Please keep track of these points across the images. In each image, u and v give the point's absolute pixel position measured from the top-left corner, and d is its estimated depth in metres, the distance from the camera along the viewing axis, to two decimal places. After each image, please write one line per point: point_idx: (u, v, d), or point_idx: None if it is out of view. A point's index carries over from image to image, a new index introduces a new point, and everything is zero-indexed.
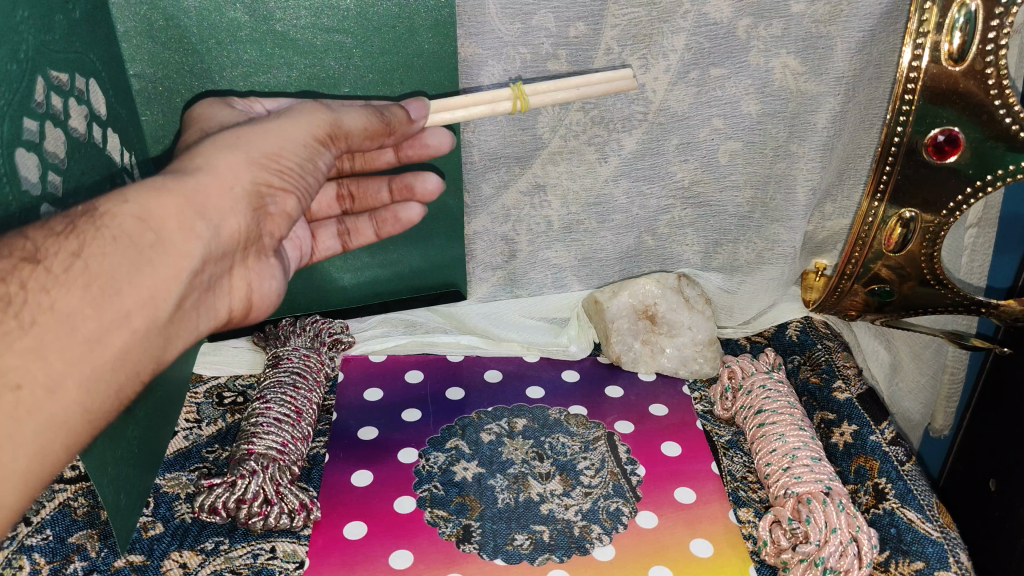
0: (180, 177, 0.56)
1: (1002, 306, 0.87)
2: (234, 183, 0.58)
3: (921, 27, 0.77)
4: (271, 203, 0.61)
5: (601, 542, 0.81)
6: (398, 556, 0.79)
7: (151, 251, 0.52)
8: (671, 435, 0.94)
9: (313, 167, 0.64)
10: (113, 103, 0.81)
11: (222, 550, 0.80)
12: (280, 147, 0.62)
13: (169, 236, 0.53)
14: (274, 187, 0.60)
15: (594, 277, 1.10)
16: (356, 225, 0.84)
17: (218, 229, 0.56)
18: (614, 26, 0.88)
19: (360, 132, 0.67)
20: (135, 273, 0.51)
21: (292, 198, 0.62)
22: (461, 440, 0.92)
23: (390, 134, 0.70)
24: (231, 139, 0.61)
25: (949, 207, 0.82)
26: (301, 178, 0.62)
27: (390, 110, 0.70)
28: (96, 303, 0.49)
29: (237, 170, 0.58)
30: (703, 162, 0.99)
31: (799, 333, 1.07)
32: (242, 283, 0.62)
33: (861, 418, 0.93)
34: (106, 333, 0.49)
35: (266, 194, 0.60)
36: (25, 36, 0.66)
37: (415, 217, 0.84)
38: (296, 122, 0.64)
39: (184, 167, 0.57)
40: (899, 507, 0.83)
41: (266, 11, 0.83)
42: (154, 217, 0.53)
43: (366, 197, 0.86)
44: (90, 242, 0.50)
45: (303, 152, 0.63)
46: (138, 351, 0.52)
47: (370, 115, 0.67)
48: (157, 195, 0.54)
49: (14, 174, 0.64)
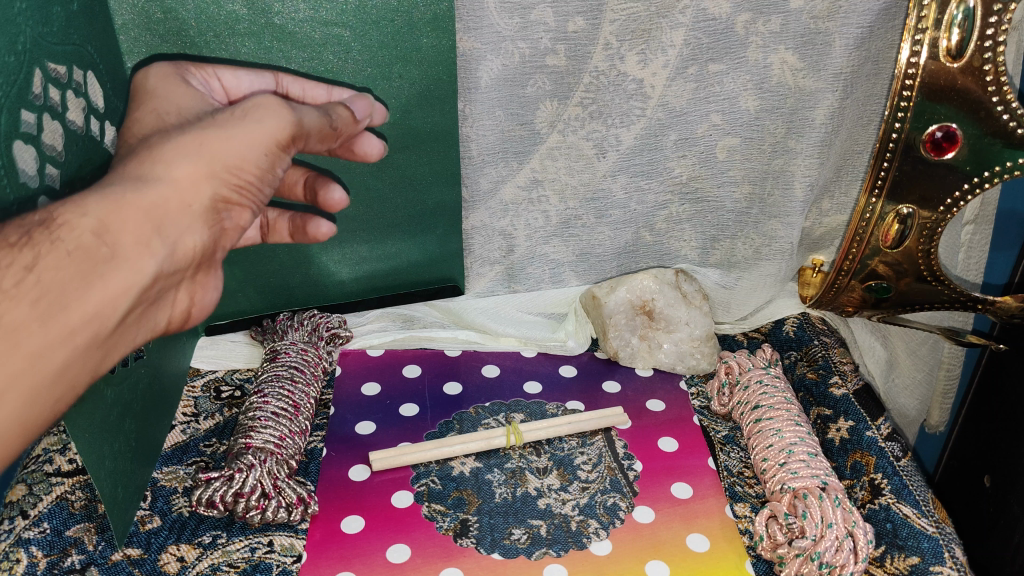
0: (139, 188, 0.53)
1: (997, 303, 0.87)
2: (194, 199, 0.55)
3: (920, 23, 0.77)
4: (226, 219, 0.59)
5: (598, 537, 0.81)
6: (396, 550, 0.79)
7: (106, 266, 0.50)
8: (668, 431, 0.94)
9: (269, 177, 0.60)
10: (111, 96, 0.81)
11: (220, 544, 0.80)
12: (242, 159, 0.57)
13: (124, 251, 0.51)
14: (230, 202, 0.58)
15: (591, 273, 1.10)
16: (276, 223, 0.81)
17: (175, 247, 0.54)
18: (613, 21, 0.88)
19: (316, 133, 0.63)
20: (86, 288, 0.48)
21: (244, 213, 0.60)
22: (457, 453, 0.89)
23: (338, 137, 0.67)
24: (193, 143, 0.56)
25: (945, 204, 0.83)
26: (254, 194, 0.60)
27: (333, 113, 0.66)
28: (45, 319, 0.47)
29: (197, 184, 0.55)
30: (702, 158, 0.99)
31: (795, 329, 1.08)
32: (184, 294, 0.60)
33: (857, 414, 0.93)
34: (49, 349, 0.48)
35: (220, 210, 0.58)
36: (23, 28, 0.66)
37: (323, 234, 0.80)
38: (261, 131, 0.58)
39: (143, 176, 0.54)
40: (894, 503, 0.84)
41: (264, 5, 0.82)
42: (112, 231, 0.50)
43: (283, 187, 0.82)
44: (46, 254, 0.47)
45: (263, 163, 0.59)
46: (77, 365, 0.50)
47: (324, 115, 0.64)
48: (119, 207, 0.51)
49: (12, 166, 0.64)
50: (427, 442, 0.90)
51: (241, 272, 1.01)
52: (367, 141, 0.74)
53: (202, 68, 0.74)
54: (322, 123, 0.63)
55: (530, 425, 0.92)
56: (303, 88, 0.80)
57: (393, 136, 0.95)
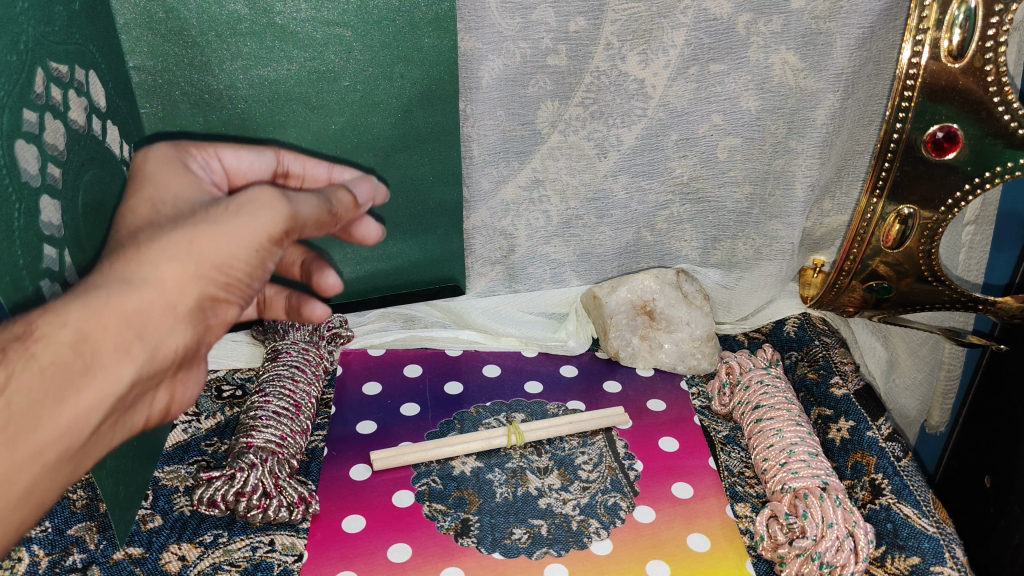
0: (122, 290, 0.48)
1: (998, 303, 0.87)
2: (179, 300, 0.50)
3: (921, 24, 0.77)
4: (214, 315, 0.53)
5: (599, 536, 0.81)
6: (397, 550, 0.79)
7: (81, 380, 0.45)
8: (669, 430, 0.94)
9: (262, 270, 0.54)
10: (113, 95, 0.81)
11: (221, 543, 0.80)
12: (232, 257, 0.51)
13: (101, 361, 0.46)
14: (219, 299, 0.52)
15: (592, 273, 1.10)
16: (273, 301, 0.74)
17: (156, 351, 0.49)
18: (614, 21, 0.88)
19: (313, 221, 0.56)
20: (56, 405, 0.44)
21: (233, 308, 0.54)
22: (458, 452, 0.89)
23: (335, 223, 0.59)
24: (184, 236, 0.50)
25: (946, 204, 0.83)
26: (244, 288, 0.54)
27: (336, 196, 0.58)
28: (12, 440, 0.43)
29: (184, 284, 0.50)
30: (702, 158, 1.00)
31: (796, 329, 1.08)
32: (166, 393, 0.55)
33: (857, 414, 0.93)
34: (15, 473, 0.44)
35: (207, 308, 0.52)
36: (26, 28, 0.66)
37: (319, 317, 0.72)
38: (262, 223, 0.52)
39: (127, 277, 0.48)
40: (895, 503, 0.84)
41: (265, 4, 0.82)
42: (89, 341, 0.46)
43: (281, 264, 0.74)
44: (18, 372, 0.43)
45: (258, 257, 0.53)
46: (46, 482, 0.46)
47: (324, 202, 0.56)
48: (97, 314, 0.46)
49: (14, 165, 0.64)
50: (428, 442, 0.90)
51: None
52: (364, 225, 0.65)
53: (202, 146, 0.63)
54: (320, 211, 0.56)
55: (530, 425, 0.92)
56: (305, 165, 0.70)
57: (394, 136, 0.95)
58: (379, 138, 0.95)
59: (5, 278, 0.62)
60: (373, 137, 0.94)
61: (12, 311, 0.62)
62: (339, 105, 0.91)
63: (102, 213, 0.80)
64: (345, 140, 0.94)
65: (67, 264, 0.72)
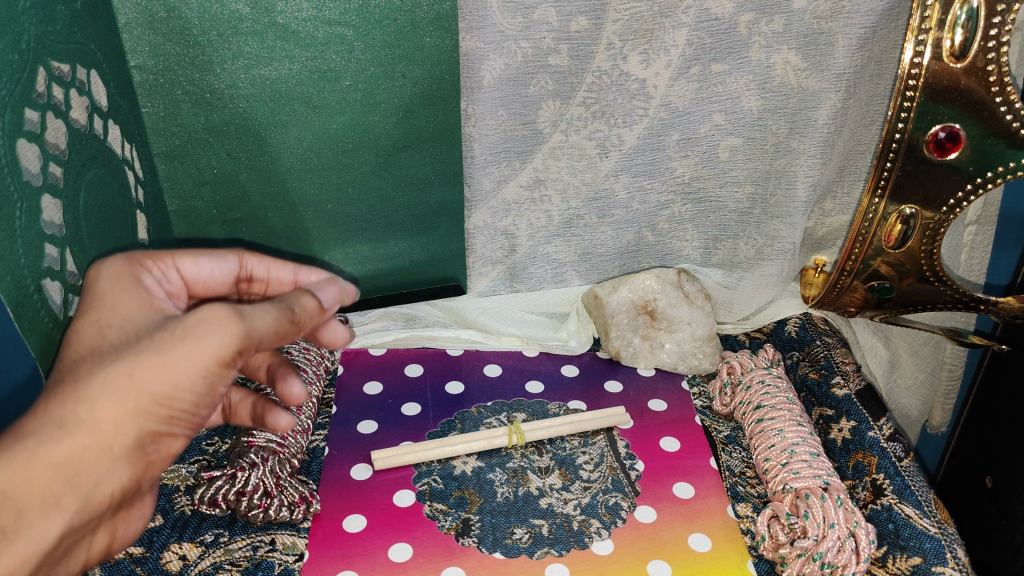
0: (54, 437, 0.46)
1: (1000, 303, 0.86)
2: (115, 440, 0.48)
3: (924, 23, 0.77)
4: (156, 450, 0.52)
5: (600, 536, 0.81)
6: (398, 549, 0.79)
7: (3, 542, 0.44)
8: (670, 430, 0.94)
9: (211, 398, 0.52)
10: (114, 95, 0.81)
11: (222, 542, 0.80)
12: (175, 389, 0.49)
13: (28, 517, 0.45)
14: (162, 434, 0.51)
15: (593, 273, 1.10)
16: (239, 406, 0.69)
17: (90, 496, 0.48)
18: (616, 21, 0.88)
19: (271, 335, 0.53)
20: None
21: (178, 440, 0.52)
22: (459, 452, 0.89)
23: (297, 331, 0.56)
24: (122, 373, 0.48)
25: (948, 204, 0.82)
26: (190, 419, 0.52)
27: (298, 302, 0.55)
28: None
29: (120, 423, 0.48)
30: (704, 158, 0.99)
31: (797, 329, 1.07)
32: (105, 534, 0.55)
33: (859, 415, 0.93)
34: None
35: (147, 443, 0.50)
36: (27, 27, 0.66)
37: (285, 426, 0.66)
38: (207, 356, 0.50)
39: (61, 421, 0.47)
40: (897, 503, 0.83)
41: (267, 3, 0.82)
42: (16, 495, 0.44)
43: (248, 368, 0.69)
44: None
45: (203, 387, 0.51)
46: None
47: (283, 314, 0.53)
48: (26, 467, 0.45)
49: (15, 164, 0.64)
50: (429, 442, 0.90)
51: None
52: (332, 330, 0.64)
53: (159, 256, 0.59)
54: (280, 321, 0.53)
55: (532, 425, 0.92)
56: (270, 269, 0.65)
57: (396, 136, 0.95)
58: (381, 138, 0.94)
59: (6, 277, 0.62)
60: (374, 136, 0.94)
61: (12, 310, 0.62)
62: (341, 104, 0.91)
63: (105, 213, 0.79)
64: (346, 139, 0.94)
65: (69, 265, 0.72)
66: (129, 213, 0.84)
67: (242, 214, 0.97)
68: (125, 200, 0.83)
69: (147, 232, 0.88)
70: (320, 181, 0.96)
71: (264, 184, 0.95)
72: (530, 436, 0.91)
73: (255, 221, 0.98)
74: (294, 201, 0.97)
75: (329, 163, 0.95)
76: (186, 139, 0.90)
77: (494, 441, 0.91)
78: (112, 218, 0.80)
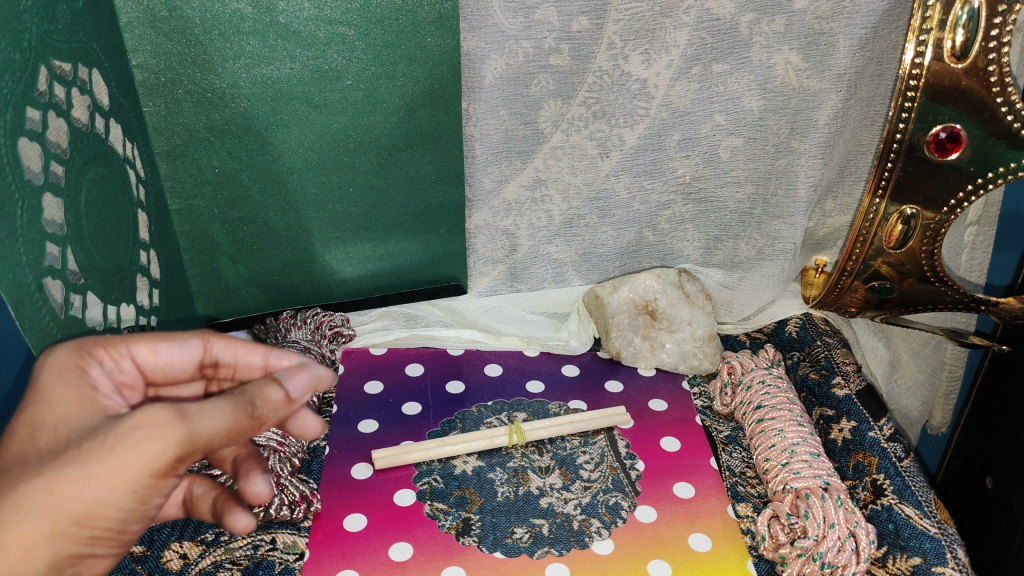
0: None
1: (1001, 303, 0.86)
2: (28, 564, 0.45)
3: (925, 24, 0.77)
4: (81, 565, 0.49)
5: (601, 536, 0.81)
6: (398, 548, 0.80)
7: None
8: (670, 430, 0.94)
9: (146, 510, 0.49)
10: (116, 94, 0.81)
11: (222, 541, 0.80)
12: (98, 506, 0.46)
13: None
14: (84, 551, 0.48)
15: (594, 273, 1.10)
16: (199, 500, 0.63)
17: None
18: (617, 20, 0.88)
19: (220, 435, 0.48)
20: None
21: (106, 554, 0.49)
22: (460, 451, 0.89)
23: (255, 428, 0.51)
24: (41, 489, 0.45)
25: (949, 204, 0.82)
26: (117, 537, 0.49)
27: (260, 395, 0.50)
28: None
29: (36, 545, 0.45)
30: (705, 158, 0.99)
31: (798, 329, 1.07)
32: None
33: (860, 415, 0.93)
34: None
35: (68, 562, 0.47)
36: (29, 26, 0.66)
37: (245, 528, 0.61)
38: (136, 471, 0.46)
39: None
40: (897, 503, 0.83)
41: (268, 3, 0.82)
42: None
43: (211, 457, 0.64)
44: None
45: (132, 503, 0.47)
46: None
47: (236, 415, 0.48)
48: None
49: (16, 162, 0.64)
50: (430, 441, 0.90)
51: (246, 269, 1.02)
52: (302, 420, 0.61)
53: (112, 344, 0.57)
54: (231, 419, 0.48)
55: (533, 424, 0.92)
56: (237, 353, 0.61)
57: (397, 135, 0.95)
58: (382, 137, 0.94)
59: (6, 275, 0.62)
60: (376, 136, 0.94)
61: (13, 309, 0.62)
62: (342, 104, 0.91)
63: (106, 212, 0.79)
64: (347, 139, 0.94)
65: (70, 263, 0.71)
66: (130, 212, 0.84)
67: (243, 214, 0.97)
68: (127, 199, 0.83)
69: (149, 231, 0.89)
70: (322, 180, 0.96)
71: (266, 183, 0.95)
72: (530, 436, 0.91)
73: (257, 220, 0.98)
74: (295, 200, 0.97)
75: (330, 163, 0.95)
76: (188, 138, 0.90)
77: (494, 441, 0.91)
78: (113, 216, 0.80)
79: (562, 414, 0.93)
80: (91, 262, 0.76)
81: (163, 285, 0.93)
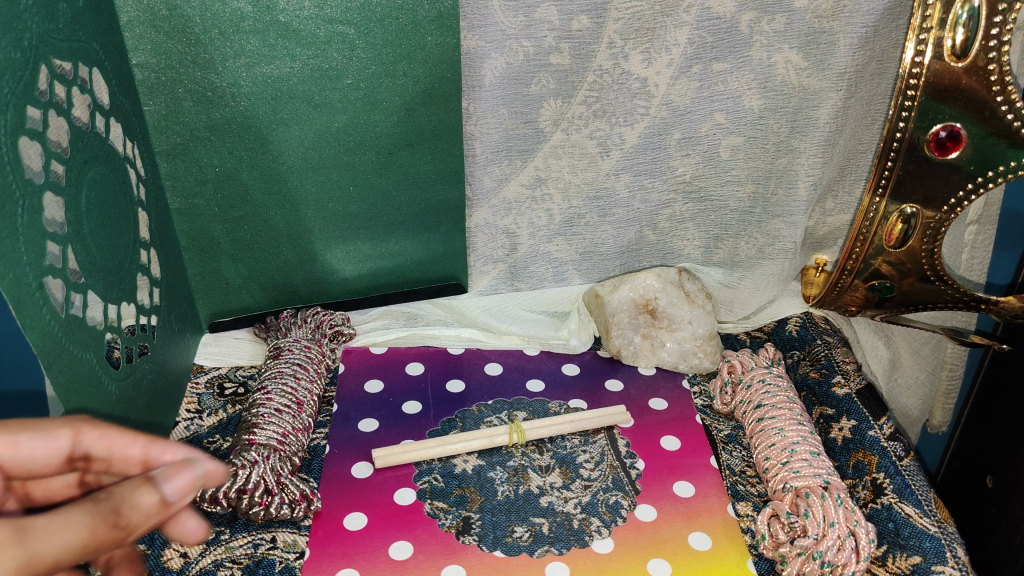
0: None
1: (1001, 302, 0.86)
2: None
3: (924, 23, 0.78)
4: None
5: (600, 535, 0.81)
6: (398, 547, 0.80)
7: None
8: (670, 429, 0.94)
9: None
10: (116, 93, 0.81)
11: (223, 540, 0.80)
12: None
13: None
14: None
15: (594, 272, 1.10)
16: None
17: None
18: (617, 19, 0.88)
19: (67, 553, 0.39)
20: None
21: None
22: (460, 450, 0.89)
23: (119, 543, 0.42)
24: None
25: (949, 203, 0.82)
26: None
27: (128, 501, 0.42)
28: None
29: None
30: (706, 157, 1.00)
31: (798, 328, 1.07)
32: None
33: (860, 414, 0.93)
34: None
35: None
36: (29, 25, 0.66)
37: None
38: None
39: None
40: (897, 502, 0.83)
41: (269, 2, 0.83)
42: None
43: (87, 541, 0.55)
44: None
45: None
46: None
47: (91, 529, 0.39)
48: None
49: (17, 162, 0.64)
50: (430, 440, 0.90)
51: (246, 269, 1.02)
52: (182, 524, 0.50)
53: None
54: (88, 532, 0.39)
55: (533, 424, 0.92)
56: (111, 445, 0.52)
57: (397, 134, 0.95)
58: (382, 136, 0.95)
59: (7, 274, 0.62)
60: (376, 135, 0.94)
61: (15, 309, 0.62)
62: (343, 103, 0.91)
63: (106, 211, 0.79)
64: (348, 138, 0.94)
65: (70, 262, 0.71)
66: (131, 211, 0.84)
67: (243, 213, 0.97)
68: (127, 198, 0.83)
69: (149, 230, 0.89)
70: (322, 179, 0.96)
71: (266, 182, 0.95)
72: (530, 435, 0.91)
73: (257, 220, 0.98)
74: (295, 199, 0.97)
75: (330, 162, 0.95)
76: (188, 137, 0.90)
77: (495, 441, 0.91)
78: (113, 215, 0.80)
79: (562, 414, 0.93)
80: (92, 261, 0.76)
81: (164, 284, 0.93)
